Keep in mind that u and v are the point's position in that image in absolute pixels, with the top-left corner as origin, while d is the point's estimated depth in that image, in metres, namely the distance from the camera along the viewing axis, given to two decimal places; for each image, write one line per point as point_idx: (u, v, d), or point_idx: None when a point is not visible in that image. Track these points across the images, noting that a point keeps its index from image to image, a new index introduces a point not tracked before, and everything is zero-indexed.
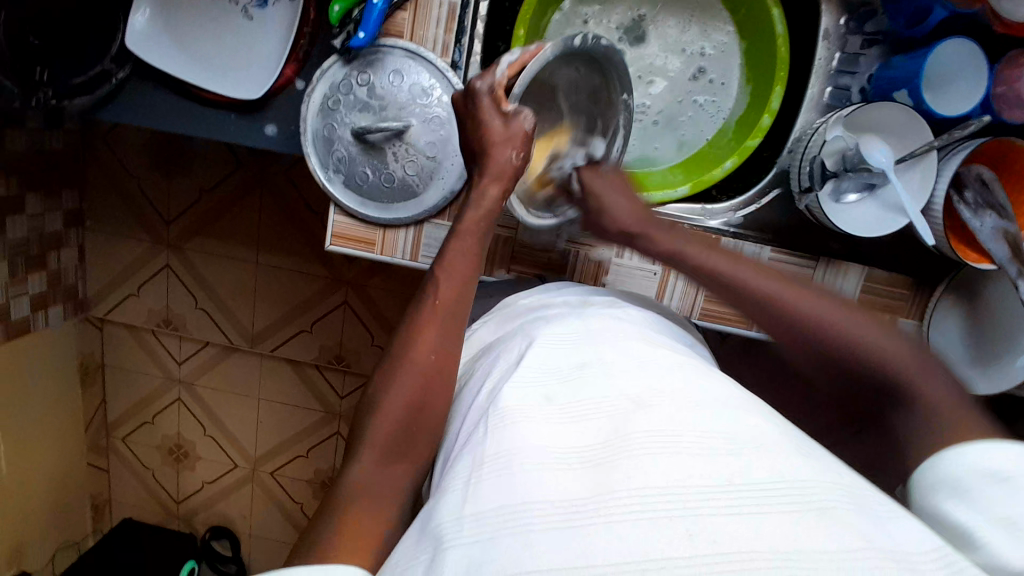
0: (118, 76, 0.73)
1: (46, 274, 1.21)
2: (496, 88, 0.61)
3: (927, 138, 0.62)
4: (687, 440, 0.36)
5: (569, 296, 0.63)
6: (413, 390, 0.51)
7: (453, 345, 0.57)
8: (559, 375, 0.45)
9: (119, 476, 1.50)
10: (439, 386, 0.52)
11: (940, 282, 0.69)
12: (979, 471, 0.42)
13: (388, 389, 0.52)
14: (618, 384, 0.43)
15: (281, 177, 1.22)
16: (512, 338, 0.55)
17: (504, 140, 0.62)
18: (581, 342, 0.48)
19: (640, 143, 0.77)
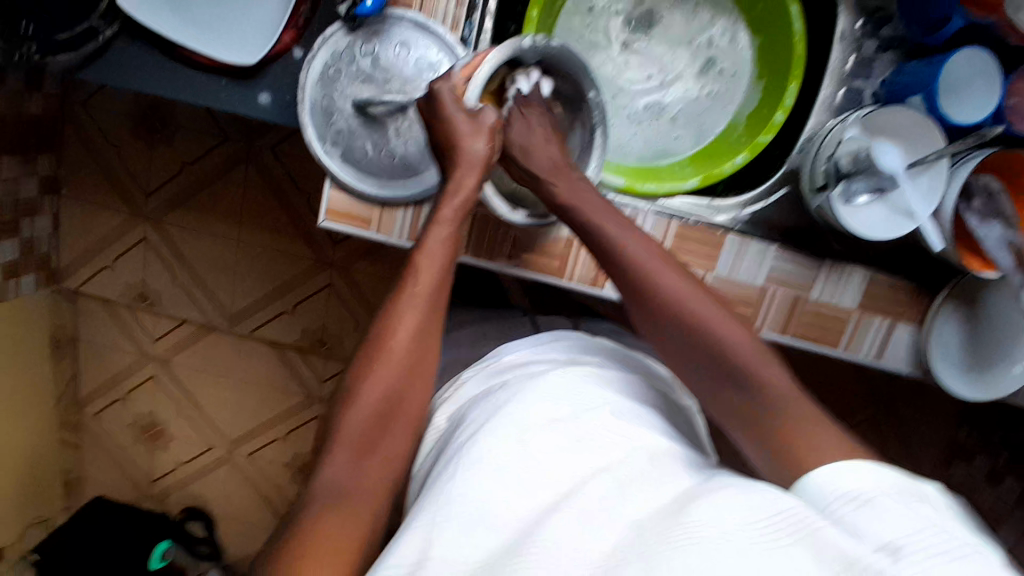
0: (105, 34, 0.68)
1: (19, 241, 1.16)
2: (454, 87, 0.59)
3: (939, 144, 0.61)
4: (652, 517, 0.42)
5: (554, 353, 0.66)
6: (393, 378, 0.54)
7: (433, 330, 0.58)
8: (529, 430, 0.49)
9: (89, 454, 1.46)
10: (418, 376, 0.56)
11: (942, 288, 0.69)
12: (845, 497, 0.43)
13: (366, 380, 0.54)
14: (586, 454, 0.47)
15: (268, 152, 1.18)
16: (489, 391, 0.58)
17: (471, 131, 0.60)
18: (553, 398, 0.52)
19: (655, 140, 0.74)
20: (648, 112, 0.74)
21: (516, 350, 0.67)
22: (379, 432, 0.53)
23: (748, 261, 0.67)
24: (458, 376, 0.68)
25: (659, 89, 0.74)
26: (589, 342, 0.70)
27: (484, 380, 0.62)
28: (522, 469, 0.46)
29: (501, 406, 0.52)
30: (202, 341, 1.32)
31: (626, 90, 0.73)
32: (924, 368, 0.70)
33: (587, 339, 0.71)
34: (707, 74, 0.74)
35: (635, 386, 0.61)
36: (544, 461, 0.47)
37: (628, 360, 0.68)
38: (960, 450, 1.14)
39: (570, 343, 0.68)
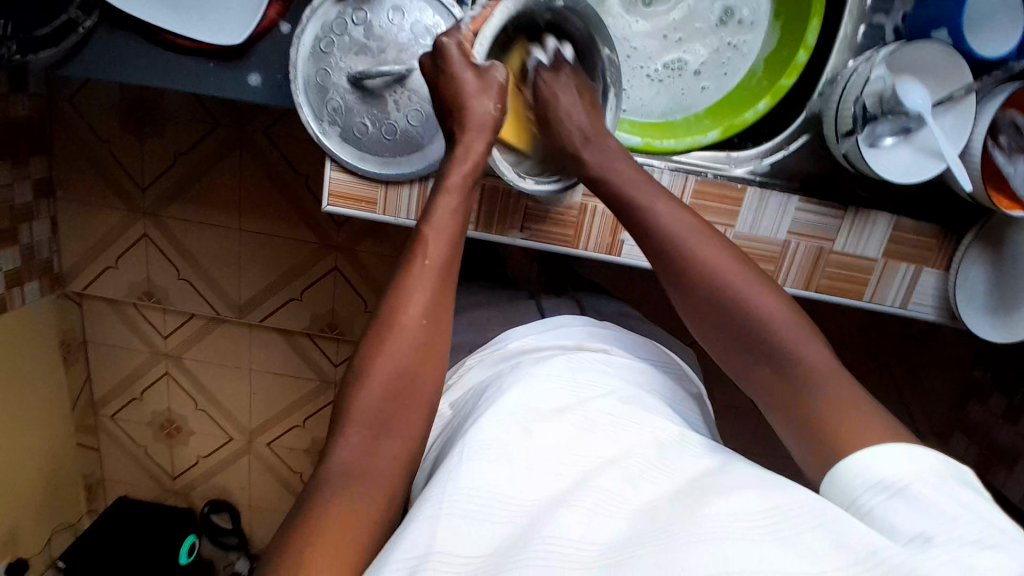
0: (85, 25, 0.65)
1: (18, 248, 1.14)
2: (464, 41, 0.57)
3: (968, 79, 0.58)
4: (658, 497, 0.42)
5: (564, 338, 0.64)
6: (404, 355, 0.52)
7: (444, 304, 0.56)
8: (535, 418, 0.48)
9: (111, 455, 1.46)
10: (430, 355, 0.54)
11: (968, 230, 0.66)
12: (874, 485, 0.42)
13: (377, 356, 0.52)
14: (592, 442, 0.46)
15: (261, 137, 1.15)
16: (493, 381, 0.57)
17: (478, 92, 0.58)
18: (559, 392, 0.51)
19: (676, 97, 0.72)
20: (669, 70, 0.71)
21: (526, 336, 0.66)
22: (388, 413, 0.50)
23: (769, 214, 0.65)
24: (465, 363, 0.67)
25: (677, 46, 0.70)
26: (598, 326, 0.69)
27: (491, 369, 0.61)
28: (524, 454, 0.45)
29: (503, 393, 0.52)
30: (213, 334, 1.31)
31: (642, 49, 0.70)
32: (952, 311, 0.68)
33: (594, 324, 0.69)
34: (725, 25, 0.70)
35: (644, 376, 0.60)
36: (549, 445, 0.46)
37: (636, 348, 0.67)
38: (980, 390, 1.14)
39: (580, 327, 0.67)
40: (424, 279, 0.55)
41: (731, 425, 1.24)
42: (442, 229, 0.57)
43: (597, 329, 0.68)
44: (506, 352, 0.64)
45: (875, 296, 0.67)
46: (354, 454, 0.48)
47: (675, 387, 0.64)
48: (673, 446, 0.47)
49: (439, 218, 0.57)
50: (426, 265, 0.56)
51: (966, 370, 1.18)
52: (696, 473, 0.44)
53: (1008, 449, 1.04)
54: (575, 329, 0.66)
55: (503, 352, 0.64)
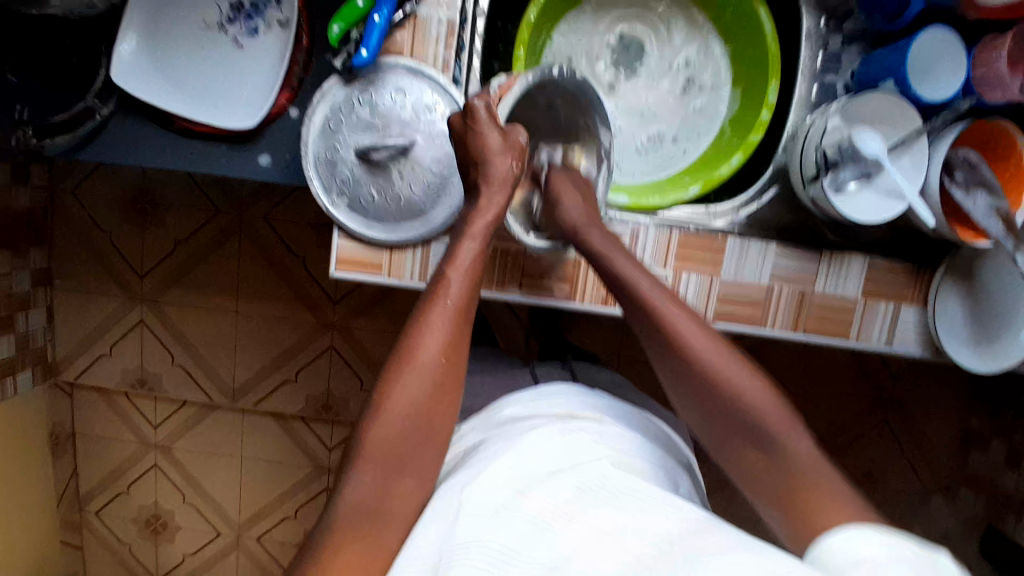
0: (102, 113, 0.71)
1: (14, 337, 1.14)
2: (493, 106, 0.62)
3: (916, 124, 0.65)
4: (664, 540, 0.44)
5: (560, 405, 0.65)
6: (420, 388, 0.54)
7: (461, 343, 0.57)
8: (522, 482, 0.49)
9: (93, 554, 1.39)
10: (445, 391, 0.55)
11: (941, 264, 0.71)
12: (857, 563, 0.44)
13: (392, 387, 0.54)
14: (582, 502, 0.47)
15: (260, 221, 1.20)
16: (487, 442, 0.58)
17: (502, 150, 0.62)
18: (545, 456, 0.52)
19: (661, 164, 0.79)
20: (650, 144, 0.80)
21: (522, 401, 0.67)
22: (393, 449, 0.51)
23: (751, 260, 0.69)
24: (463, 427, 0.67)
25: (654, 119, 0.80)
26: (591, 395, 0.70)
27: (489, 430, 0.62)
28: (512, 519, 0.46)
29: (493, 457, 0.52)
30: (206, 420, 1.30)
31: (624, 129, 0.79)
32: (936, 345, 0.71)
33: (588, 393, 0.70)
34: (689, 93, 0.80)
35: (636, 445, 0.61)
36: (538, 506, 0.47)
37: (629, 421, 0.67)
38: (980, 438, 1.16)
39: (573, 395, 0.68)
40: (441, 318, 0.57)
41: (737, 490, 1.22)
42: (464, 271, 0.60)
43: (589, 394, 0.70)
44: (509, 415, 0.64)
45: (860, 334, 0.70)
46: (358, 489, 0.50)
47: (662, 455, 0.63)
48: (660, 506, 0.47)
49: (461, 263, 0.60)
50: (445, 306, 0.58)
51: (963, 418, 1.19)
52: (684, 531, 0.45)
53: (1016, 494, 1.04)
54: (562, 393, 0.68)
55: (506, 415, 0.65)
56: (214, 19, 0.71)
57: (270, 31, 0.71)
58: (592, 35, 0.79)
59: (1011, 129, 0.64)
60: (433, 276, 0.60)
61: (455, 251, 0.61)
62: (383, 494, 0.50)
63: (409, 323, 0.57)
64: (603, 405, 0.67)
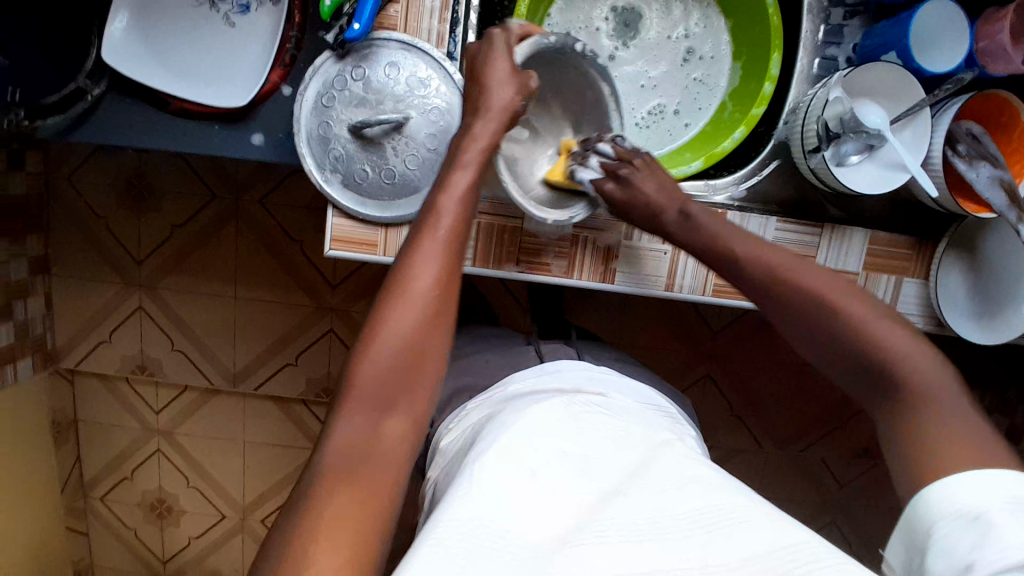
0: (94, 93, 0.70)
1: (13, 325, 1.14)
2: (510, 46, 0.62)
3: (918, 96, 0.64)
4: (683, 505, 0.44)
5: (566, 380, 0.65)
6: (411, 318, 0.52)
7: (444, 305, 0.54)
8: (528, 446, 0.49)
9: (100, 539, 1.40)
10: (437, 319, 0.54)
11: (943, 234, 0.70)
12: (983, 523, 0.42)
13: (385, 317, 0.52)
14: (588, 475, 0.48)
15: (256, 206, 1.19)
16: (491, 420, 0.58)
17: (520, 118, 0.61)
18: (555, 425, 0.52)
19: (666, 137, 0.78)
20: (651, 116, 0.78)
21: (525, 379, 0.67)
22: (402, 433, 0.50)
23: (751, 234, 0.69)
24: (467, 405, 0.68)
25: (653, 92, 0.78)
26: (596, 369, 0.69)
27: (492, 410, 0.62)
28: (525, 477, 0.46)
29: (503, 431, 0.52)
30: (208, 405, 1.30)
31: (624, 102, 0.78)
32: (938, 319, 0.70)
33: (594, 368, 0.70)
34: (689, 64, 0.78)
35: (642, 414, 0.60)
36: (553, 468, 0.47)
37: (635, 394, 0.67)
38: (981, 415, 1.15)
39: (580, 371, 0.67)
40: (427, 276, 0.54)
41: (738, 469, 1.22)
42: (460, 199, 0.58)
43: (595, 368, 0.70)
44: (511, 393, 0.64)
45: (862, 306, 0.70)
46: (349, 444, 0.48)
47: (668, 422, 0.63)
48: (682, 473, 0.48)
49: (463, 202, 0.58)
50: (439, 233, 0.56)
51: None
52: (713, 491, 0.46)
53: None
54: (566, 369, 0.68)
55: (508, 393, 0.65)
56: None
57: (261, 9, 0.70)
58: (588, 2, 0.76)
59: (1015, 101, 0.63)
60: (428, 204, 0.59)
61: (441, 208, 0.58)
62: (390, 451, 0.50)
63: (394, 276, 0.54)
64: (606, 377, 0.68)
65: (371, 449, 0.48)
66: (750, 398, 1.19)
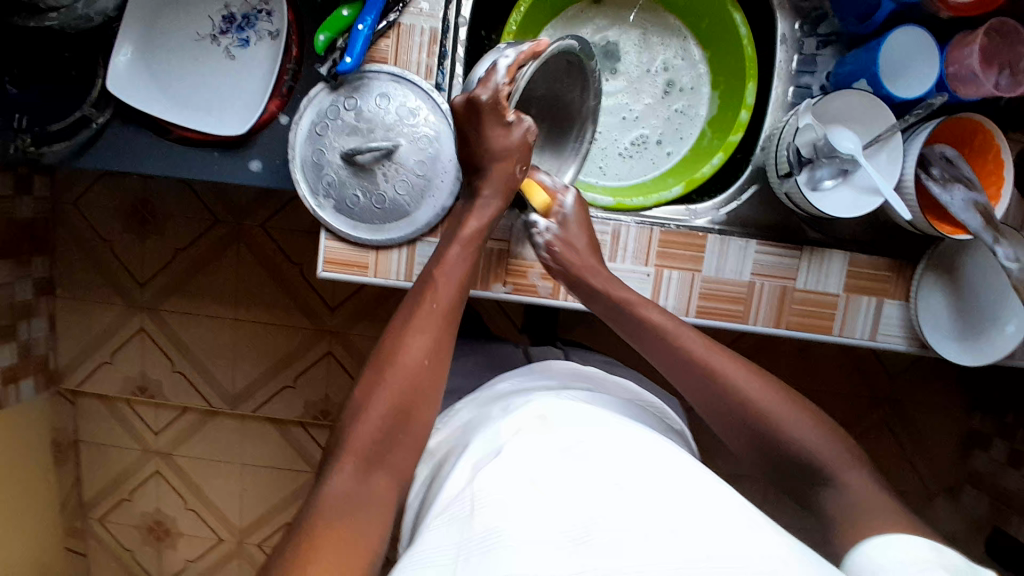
0: (99, 121, 0.73)
1: (16, 345, 1.17)
2: (498, 95, 0.61)
3: (888, 121, 0.66)
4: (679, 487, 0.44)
5: (551, 379, 0.67)
6: (427, 337, 0.58)
7: (444, 345, 0.60)
8: (505, 453, 0.48)
9: (96, 562, 1.40)
10: (448, 334, 0.60)
11: (921, 258, 0.72)
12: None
13: (404, 336, 0.58)
14: (576, 462, 0.46)
15: (258, 230, 1.22)
16: (481, 423, 0.58)
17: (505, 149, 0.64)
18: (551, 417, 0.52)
19: (648, 165, 0.81)
20: (633, 146, 0.81)
21: (511, 378, 0.69)
22: (386, 444, 0.54)
23: (732, 257, 0.70)
24: (455, 405, 0.70)
25: (636, 124, 0.81)
26: (582, 370, 0.71)
27: (479, 409, 0.64)
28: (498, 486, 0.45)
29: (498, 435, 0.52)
30: (207, 426, 1.31)
31: (608, 134, 0.81)
32: (921, 340, 0.72)
33: (579, 369, 0.72)
34: (670, 96, 0.81)
35: (627, 411, 0.62)
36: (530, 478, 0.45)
37: (617, 392, 0.69)
38: (980, 439, 1.15)
39: (564, 371, 0.69)
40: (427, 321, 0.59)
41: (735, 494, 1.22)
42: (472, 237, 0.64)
43: (581, 369, 0.72)
44: (500, 391, 0.66)
45: (842, 328, 0.71)
46: (346, 480, 0.51)
47: (653, 418, 0.67)
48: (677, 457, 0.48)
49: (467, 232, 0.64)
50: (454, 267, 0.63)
51: (962, 420, 1.19)
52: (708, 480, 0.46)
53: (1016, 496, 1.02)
54: (555, 371, 0.69)
55: (496, 392, 0.67)
56: (207, 31, 0.73)
57: (260, 41, 0.73)
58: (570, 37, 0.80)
59: (987, 125, 0.65)
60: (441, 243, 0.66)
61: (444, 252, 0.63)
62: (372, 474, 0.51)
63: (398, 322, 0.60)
64: (593, 378, 0.70)
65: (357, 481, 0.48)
66: None
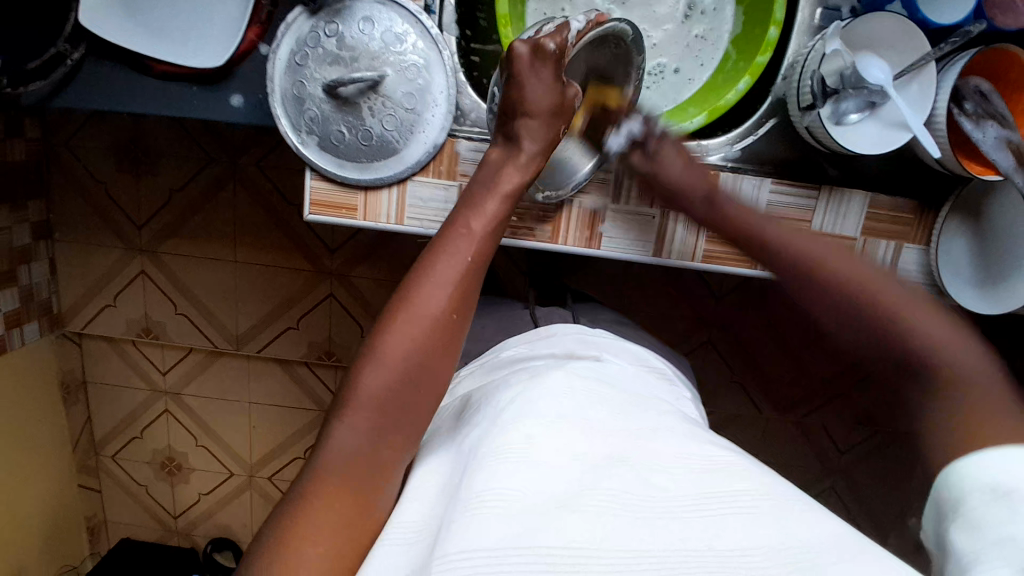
0: (74, 57, 0.68)
1: (18, 289, 1.16)
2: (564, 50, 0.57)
3: (923, 49, 0.60)
4: (701, 483, 0.41)
5: (554, 346, 0.64)
6: (450, 285, 0.52)
7: (467, 297, 0.53)
8: (523, 428, 0.44)
9: (112, 497, 1.45)
10: (473, 283, 0.54)
11: (945, 202, 0.67)
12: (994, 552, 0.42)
13: (428, 278, 0.52)
14: (590, 447, 0.44)
15: (254, 170, 1.17)
16: (486, 388, 0.55)
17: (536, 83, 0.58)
18: (557, 390, 0.49)
19: (665, 97, 0.75)
20: (650, 76, 0.75)
21: (517, 346, 0.66)
22: (405, 401, 0.48)
23: (743, 200, 0.67)
24: (460, 372, 0.68)
25: (652, 49, 0.75)
26: (588, 330, 0.69)
27: (484, 377, 0.62)
28: (512, 463, 0.41)
29: (507, 403, 0.48)
30: (214, 366, 1.31)
31: None
32: (938, 287, 0.68)
33: (586, 329, 0.69)
34: (690, 20, 0.74)
35: (636, 376, 0.59)
36: (520, 447, 0.43)
37: (625, 352, 0.66)
38: None
39: (571, 334, 0.66)
40: (451, 272, 0.52)
41: (737, 433, 1.22)
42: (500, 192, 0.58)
43: (587, 328, 0.70)
44: (503, 359, 0.64)
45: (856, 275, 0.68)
46: (356, 441, 0.46)
47: (664, 386, 0.63)
48: (692, 441, 0.46)
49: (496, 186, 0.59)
50: (481, 216, 0.56)
51: None
52: (717, 461, 0.44)
53: None
54: (564, 332, 0.67)
55: (500, 360, 0.64)
56: None
57: None
58: None
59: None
60: (467, 188, 0.59)
61: (475, 201, 0.57)
62: (384, 441, 0.47)
63: (416, 268, 0.53)
64: (599, 337, 0.67)
65: (365, 457, 0.46)
66: (753, 363, 1.17)
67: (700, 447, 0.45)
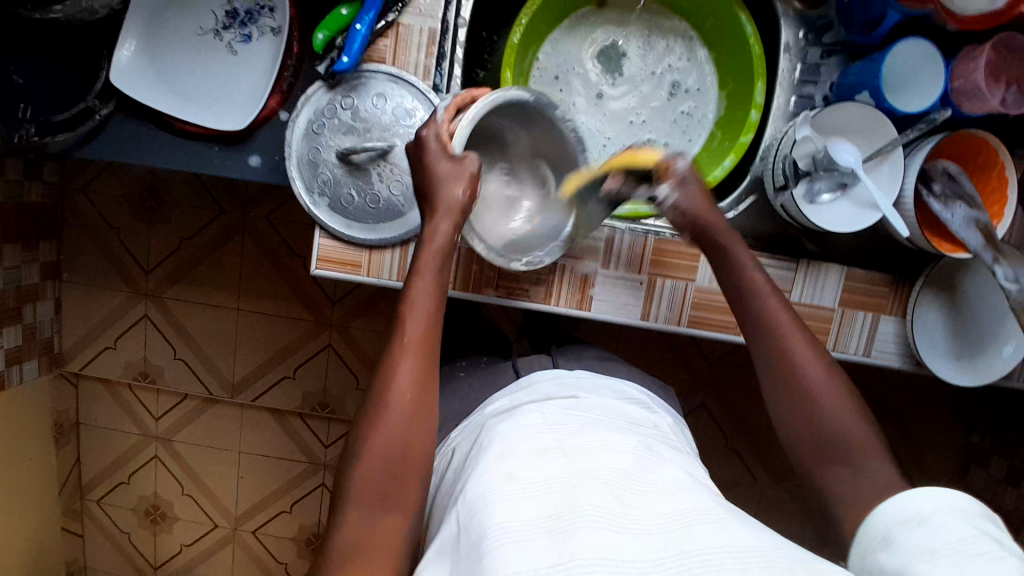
0: (102, 113, 0.74)
1: (21, 327, 1.18)
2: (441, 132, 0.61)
3: (891, 133, 0.66)
4: (673, 497, 0.44)
5: (538, 391, 0.65)
6: (416, 332, 0.55)
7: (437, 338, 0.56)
8: (504, 466, 0.46)
9: (92, 543, 1.42)
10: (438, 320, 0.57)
11: (919, 276, 0.71)
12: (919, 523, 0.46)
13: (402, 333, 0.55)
14: (570, 468, 0.46)
15: (262, 222, 1.22)
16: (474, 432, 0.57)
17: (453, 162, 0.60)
18: (534, 425, 0.51)
19: None
20: None
21: (500, 400, 0.67)
22: (396, 468, 0.50)
23: None
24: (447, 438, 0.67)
25: (642, 129, 0.81)
26: (567, 373, 0.70)
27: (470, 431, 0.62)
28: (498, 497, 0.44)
29: (489, 445, 0.50)
30: (207, 414, 1.32)
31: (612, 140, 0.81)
32: (916, 358, 0.71)
33: (567, 371, 0.70)
34: (675, 97, 0.81)
35: (617, 411, 0.60)
36: (506, 485, 0.45)
37: (602, 389, 0.67)
38: (978, 455, 1.13)
39: (549, 379, 0.67)
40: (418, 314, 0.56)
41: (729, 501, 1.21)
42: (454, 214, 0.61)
43: (567, 372, 0.71)
44: (486, 415, 0.64)
45: (836, 344, 0.70)
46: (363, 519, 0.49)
47: (644, 414, 0.64)
48: (659, 462, 0.48)
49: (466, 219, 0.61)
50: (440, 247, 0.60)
51: (960, 436, 1.17)
52: (682, 479, 0.46)
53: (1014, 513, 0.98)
54: (548, 380, 0.68)
55: (482, 417, 0.65)
56: (209, 25, 0.73)
57: (262, 37, 0.74)
58: (577, 45, 0.81)
59: (992, 141, 0.64)
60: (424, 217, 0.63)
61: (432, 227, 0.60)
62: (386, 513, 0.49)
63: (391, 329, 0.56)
64: (580, 377, 0.68)
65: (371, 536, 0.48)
66: (744, 428, 1.19)
67: (667, 467, 0.48)
